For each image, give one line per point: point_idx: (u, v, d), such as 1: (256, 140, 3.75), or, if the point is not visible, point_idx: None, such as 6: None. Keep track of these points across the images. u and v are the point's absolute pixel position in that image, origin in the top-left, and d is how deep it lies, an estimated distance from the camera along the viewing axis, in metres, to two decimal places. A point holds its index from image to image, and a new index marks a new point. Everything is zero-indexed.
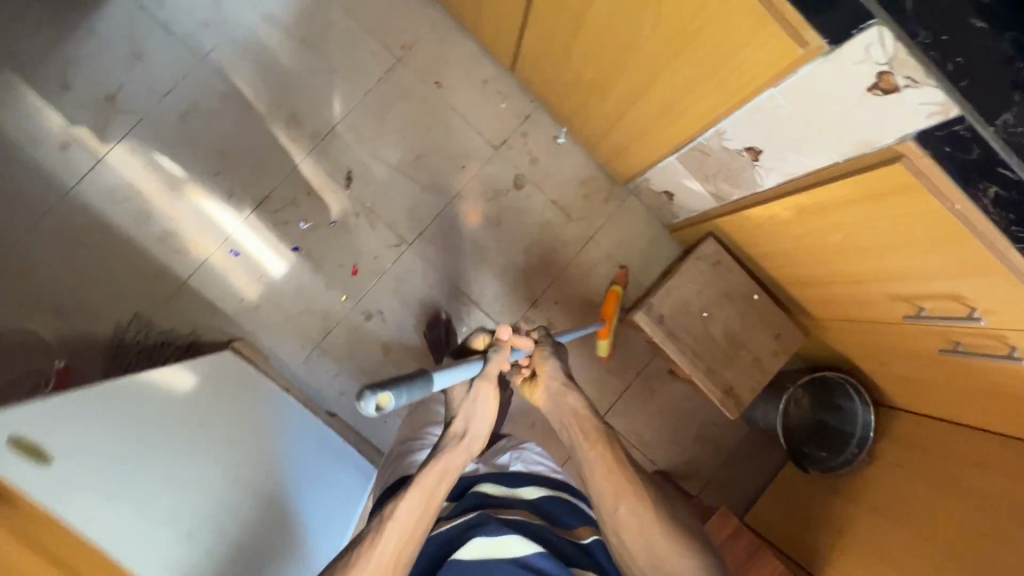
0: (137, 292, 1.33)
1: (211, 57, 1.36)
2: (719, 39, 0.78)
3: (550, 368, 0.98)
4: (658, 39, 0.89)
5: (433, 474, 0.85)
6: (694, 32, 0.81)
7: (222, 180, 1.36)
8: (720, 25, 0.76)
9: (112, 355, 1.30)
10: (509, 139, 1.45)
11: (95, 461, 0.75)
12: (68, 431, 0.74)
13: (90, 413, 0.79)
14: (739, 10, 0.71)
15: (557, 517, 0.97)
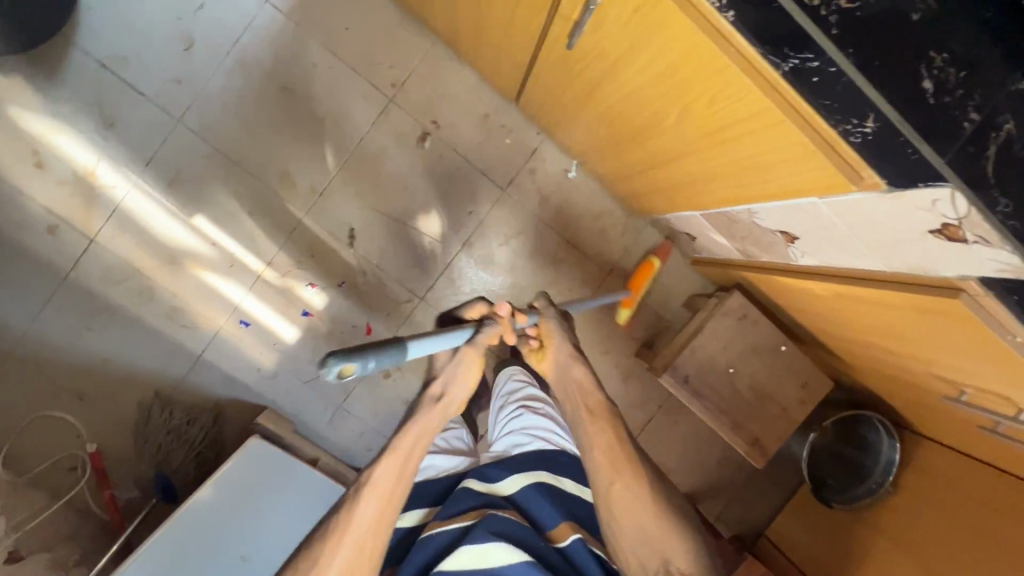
0: (154, 370, 1.32)
1: (189, 117, 1.26)
2: (758, 150, 0.70)
3: (556, 343, 0.98)
4: (684, 128, 0.79)
5: (391, 468, 0.84)
6: (728, 136, 0.72)
7: (220, 250, 1.30)
8: (760, 140, 0.67)
9: (141, 435, 1.32)
10: (517, 176, 1.36)
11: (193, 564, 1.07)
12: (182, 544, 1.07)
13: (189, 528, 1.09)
14: (785, 136, 0.63)
15: (541, 515, 0.96)
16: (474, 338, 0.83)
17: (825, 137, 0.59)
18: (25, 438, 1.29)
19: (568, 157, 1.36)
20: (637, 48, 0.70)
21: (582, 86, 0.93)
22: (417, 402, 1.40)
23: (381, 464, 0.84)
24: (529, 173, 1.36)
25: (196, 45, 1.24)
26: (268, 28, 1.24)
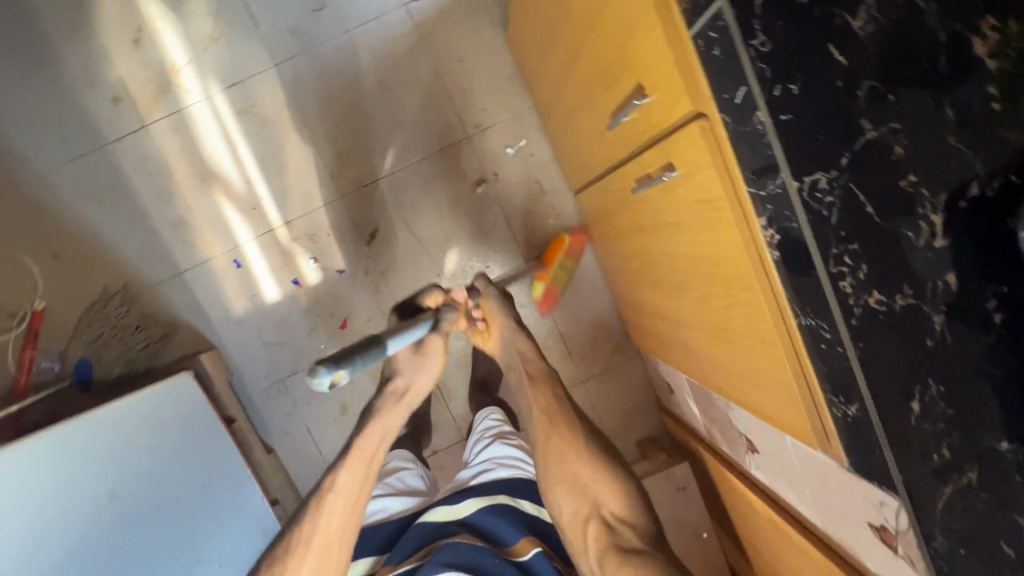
0: (135, 265, 1.33)
1: (287, 66, 1.31)
2: (751, 364, 0.72)
3: (500, 317, 1.00)
4: (698, 307, 0.82)
5: (333, 511, 0.82)
6: (731, 337, 0.74)
7: (251, 190, 1.33)
8: (756, 359, 0.70)
9: (87, 319, 1.31)
10: (544, 256, 1.39)
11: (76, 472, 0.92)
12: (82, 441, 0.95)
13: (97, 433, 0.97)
14: (778, 369, 0.65)
15: (497, 533, 0.87)
16: (434, 326, 0.89)
17: (811, 391, 0.61)
18: None
19: (597, 261, 1.39)
20: (688, 225, 0.73)
21: (631, 220, 0.96)
22: (353, 410, 1.39)
23: (325, 505, 0.82)
24: None
25: (325, 12, 1.30)
26: (394, 27, 1.31)
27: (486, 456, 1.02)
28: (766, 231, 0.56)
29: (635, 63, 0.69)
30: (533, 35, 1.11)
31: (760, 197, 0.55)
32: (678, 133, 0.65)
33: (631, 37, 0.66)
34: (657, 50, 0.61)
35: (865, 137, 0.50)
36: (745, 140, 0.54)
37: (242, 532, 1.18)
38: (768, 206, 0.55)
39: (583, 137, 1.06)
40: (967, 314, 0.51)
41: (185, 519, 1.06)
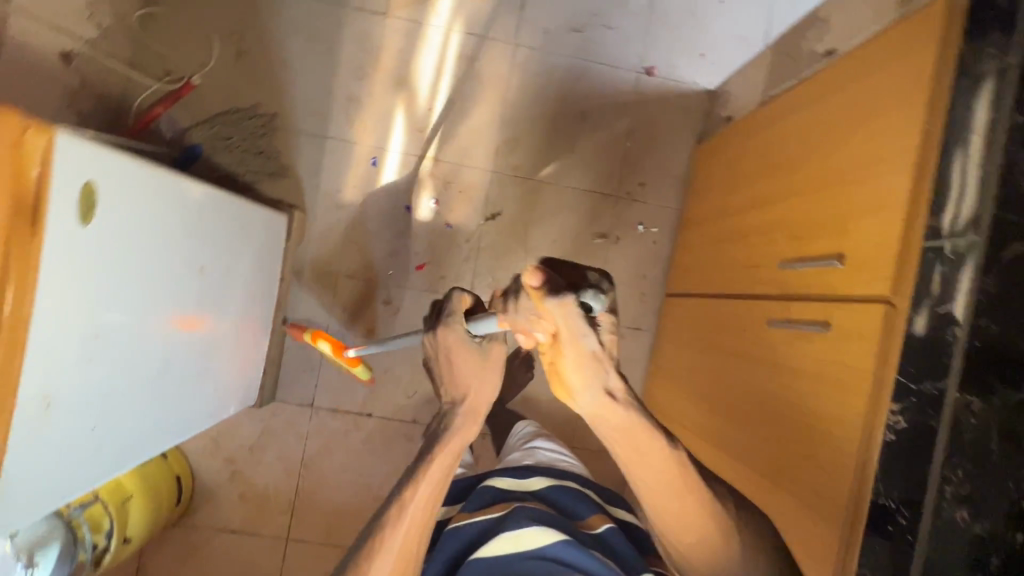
0: (293, 104, 1.39)
1: (523, 52, 1.46)
2: (789, 510, 0.81)
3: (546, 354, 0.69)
4: (755, 445, 0.92)
5: (401, 530, 0.74)
6: (779, 482, 0.84)
7: (427, 116, 1.43)
8: (798, 506, 0.79)
9: (221, 117, 1.34)
10: None
11: (178, 241, 0.79)
12: (192, 214, 0.82)
13: (205, 212, 0.86)
14: (820, 522, 0.74)
15: (569, 507, 0.89)
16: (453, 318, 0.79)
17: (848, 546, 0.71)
18: (177, 25, 1.35)
19: (648, 359, 1.49)
20: (807, 375, 0.83)
21: (732, 344, 1.06)
22: (375, 340, 1.41)
23: (390, 531, 0.74)
24: (619, 335, 1.48)
25: (578, 35, 1.47)
26: (618, 84, 1.48)
27: (530, 448, 1.07)
28: (892, 415, 0.68)
29: (846, 233, 0.81)
30: (729, 161, 1.27)
31: (909, 387, 0.67)
32: (855, 304, 0.76)
33: (861, 214, 0.79)
34: (883, 237, 0.74)
35: (995, 396, 0.65)
36: (927, 341, 0.66)
37: (220, 390, 1.05)
38: (910, 398, 0.67)
39: (724, 259, 1.19)
40: (987, 561, 0.65)
41: (218, 328, 0.98)
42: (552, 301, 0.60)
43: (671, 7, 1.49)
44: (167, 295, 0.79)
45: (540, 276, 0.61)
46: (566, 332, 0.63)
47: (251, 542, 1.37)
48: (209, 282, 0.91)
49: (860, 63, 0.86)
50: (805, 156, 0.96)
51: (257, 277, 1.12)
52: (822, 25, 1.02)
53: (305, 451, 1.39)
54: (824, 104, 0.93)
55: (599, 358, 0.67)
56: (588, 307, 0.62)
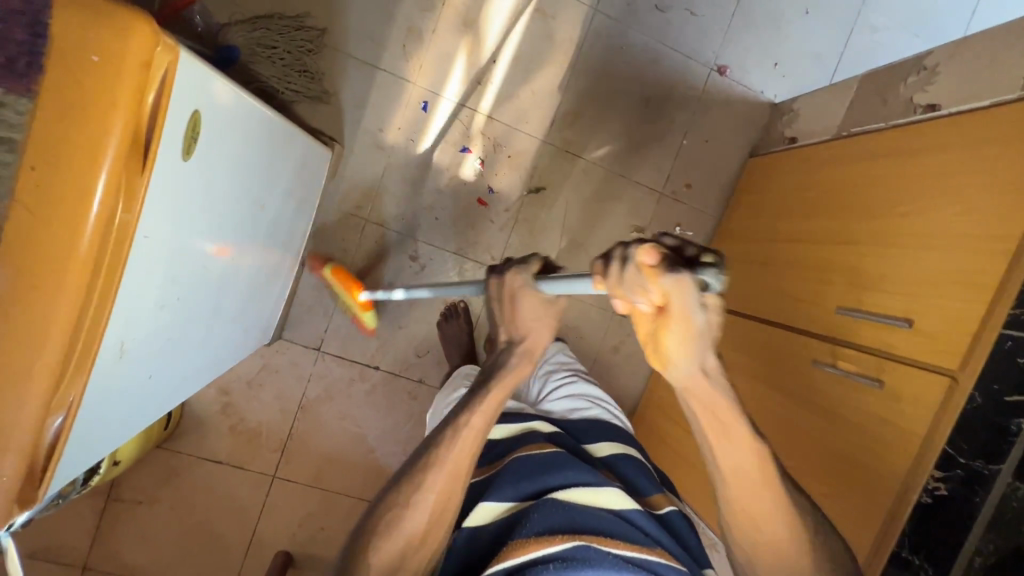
0: (346, 24, 1.25)
1: (602, 20, 1.36)
2: (843, 503, 0.83)
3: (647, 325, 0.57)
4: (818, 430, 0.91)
5: (459, 448, 0.69)
6: (837, 477, 0.85)
7: (488, 68, 1.33)
8: (854, 503, 0.81)
9: (262, 19, 1.17)
10: (628, 320, 1.50)
11: (247, 170, 0.70)
12: (261, 142, 0.72)
13: (269, 138, 0.75)
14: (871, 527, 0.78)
15: (632, 480, 0.90)
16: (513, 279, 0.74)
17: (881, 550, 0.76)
18: None
19: None
20: (844, 427, 0.87)
21: (761, 370, 1.09)
22: (394, 294, 1.36)
23: (467, 413, 0.70)
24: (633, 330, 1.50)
25: (660, 16, 1.38)
26: (689, 77, 1.42)
27: (575, 395, 1.07)
28: (933, 480, 0.73)
29: (915, 296, 0.83)
30: (785, 185, 1.26)
31: (957, 460, 0.72)
32: (912, 368, 0.80)
33: (937, 283, 0.81)
34: (959, 314, 0.76)
35: None
36: (989, 423, 0.70)
37: (255, 332, 0.97)
38: (956, 469, 0.72)
39: (762, 284, 1.21)
40: None
41: (264, 269, 0.89)
42: (667, 278, 0.50)
43: (759, 7, 1.42)
44: (228, 229, 0.69)
45: (654, 254, 0.51)
46: (675, 310, 0.52)
47: (236, 473, 1.35)
48: (263, 219, 0.81)
49: (968, 129, 0.86)
50: (880, 206, 0.96)
51: (303, 217, 1.02)
52: (928, 76, 1.01)
53: (305, 393, 1.35)
54: (913, 160, 0.93)
55: (701, 335, 0.56)
56: (703, 288, 0.51)
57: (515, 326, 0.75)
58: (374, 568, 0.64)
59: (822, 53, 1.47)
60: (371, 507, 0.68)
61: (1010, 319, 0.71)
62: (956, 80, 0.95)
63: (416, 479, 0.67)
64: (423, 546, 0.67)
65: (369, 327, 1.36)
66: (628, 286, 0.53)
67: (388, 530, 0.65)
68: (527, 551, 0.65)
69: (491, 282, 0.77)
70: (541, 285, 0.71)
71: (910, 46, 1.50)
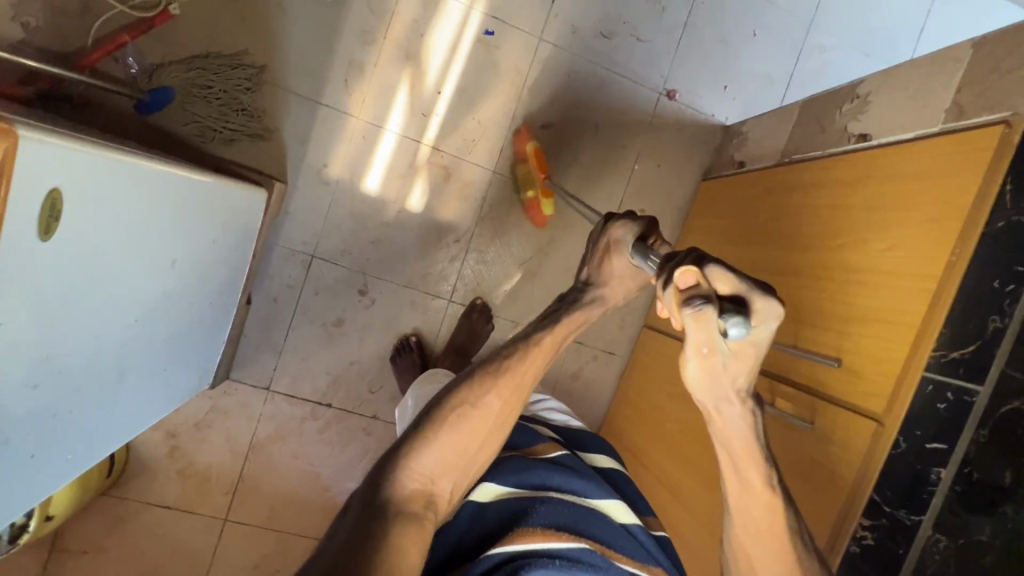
0: (283, 61, 1.23)
1: (546, 48, 1.35)
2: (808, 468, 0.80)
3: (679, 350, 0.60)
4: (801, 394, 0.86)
5: (528, 363, 0.73)
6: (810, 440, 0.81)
7: (432, 99, 1.32)
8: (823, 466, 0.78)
9: (196, 59, 1.17)
10: (587, 346, 1.48)
11: (152, 232, 0.68)
12: (171, 202, 0.71)
13: (182, 196, 0.74)
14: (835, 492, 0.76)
15: (630, 494, 0.91)
16: (613, 226, 0.78)
17: (844, 522, 0.74)
18: None
19: (616, 384, 1.51)
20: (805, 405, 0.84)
21: None
22: (345, 331, 1.34)
23: (517, 357, 0.73)
24: (592, 356, 1.48)
25: (606, 42, 1.38)
26: (639, 101, 1.42)
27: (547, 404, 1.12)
28: (861, 529, 0.73)
29: (846, 333, 0.82)
30: (730, 212, 1.26)
31: (883, 509, 0.71)
32: (843, 411, 0.78)
33: (865, 323, 0.80)
34: (886, 354, 0.75)
35: None
36: (913, 471, 0.70)
37: (184, 378, 0.95)
38: (882, 518, 0.71)
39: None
40: None
41: (188, 316, 0.88)
42: (688, 309, 0.53)
43: (706, 31, 1.43)
44: (133, 291, 0.68)
45: (690, 281, 0.54)
46: (694, 341, 0.55)
47: (186, 517, 1.31)
48: (182, 272, 0.80)
49: (894, 163, 0.85)
50: (818, 238, 0.95)
51: (236, 260, 1.01)
52: (860, 104, 1.00)
53: (255, 433, 1.33)
54: (846, 192, 0.93)
55: (719, 376, 0.59)
56: (723, 331, 0.54)
57: (597, 274, 0.79)
58: (435, 451, 0.68)
59: (772, 75, 1.48)
60: (436, 400, 0.72)
61: (934, 362, 0.70)
62: (885, 110, 0.94)
63: (484, 384, 0.72)
64: (474, 452, 0.71)
65: (319, 364, 1.34)
66: (663, 293, 0.57)
67: (450, 424, 0.70)
68: (530, 540, 0.66)
69: (598, 227, 0.81)
70: (632, 251, 0.75)
71: (856, 65, 1.51)
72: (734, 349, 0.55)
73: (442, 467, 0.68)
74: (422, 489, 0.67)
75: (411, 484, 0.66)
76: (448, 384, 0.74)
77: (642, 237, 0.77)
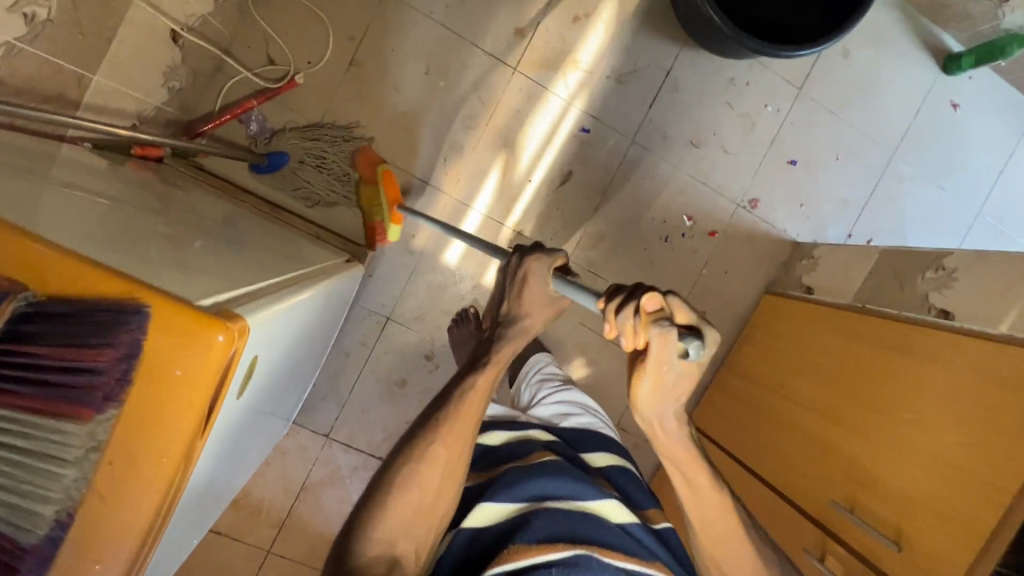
0: (390, 136, 1.30)
1: (636, 149, 1.41)
2: None
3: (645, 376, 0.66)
4: (864, 549, 0.93)
5: (467, 405, 0.77)
6: None
7: (521, 186, 1.37)
8: None
9: (314, 128, 1.25)
10: (630, 434, 1.52)
11: (273, 353, 0.76)
12: (293, 321, 0.80)
13: (303, 312, 0.82)
14: None
15: (630, 494, 0.90)
16: (517, 262, 0.83)
17: None
18: (285, 14, 1.24)
19: (653, 473, 1.55)
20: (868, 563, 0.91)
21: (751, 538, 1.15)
22: (406, 392, 1.40)
23: (451, 408, 0.77)
24: (634, 444, 1.53)
25: (693, 151, 1.43)
26: (716, 209, 1.46)
27: (561, 410, 1.08)
28: None
29: (906, 516, 0.87)
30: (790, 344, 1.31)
31: None
32: None
33: (927, 514, 0.85)
34: (948, 554, 0.80)
35: None
36: None
37: (255, 446, 1.03)
38: None
39: (763, 443, 1.24)
40: None
41: (270, 396, 0.95)
42: (657, 328, 0.61)
43: (790, 150, 1.47)
44: (249, 403, 0.76)
45: (656, 303, 0.63)
46: (655, 353, 0.63)
47: (234, 544, 1.39)
48: (277, 366, 0.87)
49: (973, 357, 0.89)
50: (882, 404, 1.00)
51: (314, 338, 1.09)
52: (944, 278, 1.04)
53: (309, 475, 1.40)
54: (912, 367, 0.98)
55: (665, 390, 0.68)
56: (683, 351, 0.63)
57: (516, 307, 0.82)
58: (391, 518, 0.71)
59: (848, 199, 1.52)
60: (386, 460, 0.76)
61: None
62: (970, 292, 0.98)
63: (429, 435, 0.75)
64: (434, 506, 0.73)
65: (378, 419, 1.40)
66: (619, 315, 0.63)
67: (400, 483, 0.73)
68: (525, 558, 0.68)
69: (511, 261, 0.85)
70: (555, 282, 0.78)
71: (931, 199, 1.55)
72: (684, 364, 0.65)
73: (400, 527, 0.71)
74: (384, 551, 0.69)
75: (372, 548, 0.69)
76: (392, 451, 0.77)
77: (561, 267, 0.83)
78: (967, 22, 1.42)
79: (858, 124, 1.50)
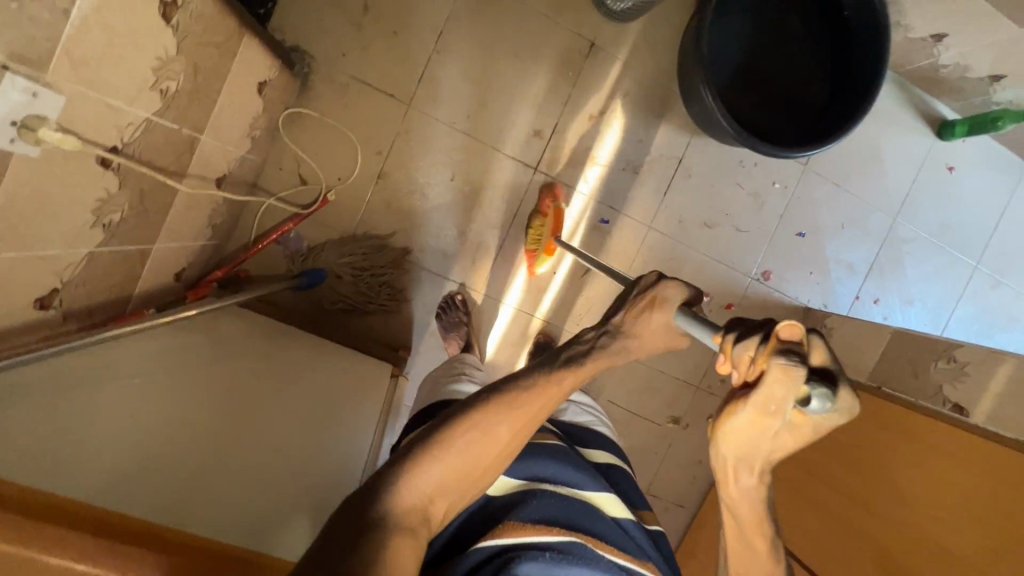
0: (420, 241, 1.35)
1: (653, 233, 1.47)
2: None
3: (745, 417, 0.54)
4: None
5: (542, 397, 0.64)
6: None
7: (549, 278, 1.42)
8: None
9: (350, 238, 1.30)
10: (659, 499, 1.59)
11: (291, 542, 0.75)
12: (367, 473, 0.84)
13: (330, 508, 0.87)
14: None
15: (625, 490, 0.86)
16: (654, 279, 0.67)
17: None
18: (310, 132, 1.27)
19: (683, 533, 1.62)
20: None
21: None
22: None
23: (526, 389, 0.64)
24: (664, 508, 1.60)
25: (707, 232, 1.49)
26: (733, 285, 1.53)
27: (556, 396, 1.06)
28: None
29: None
30: None
31: None
32: None
33: None
34: None
35: None
36: None
37: None
38: None
39: (799, 497, 1.33)
40: None
41: None
42: (781, 361, 0.49)
43: (799, 223, 1.54)
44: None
45: (795, 332, 0.50)
46: (764, 392, 0.51)
47: None
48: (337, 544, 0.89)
49: (966, 451, 1.01)
50: (893, 487, 1.11)
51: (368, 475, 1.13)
52: (957, 370, 1.14)
53: None
54: (929, 464, 1.06)
55: (763, 438, 0.56)
56: (804, 400, 0.49)
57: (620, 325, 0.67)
58: (433, 475, 0.59)
59: (854, 263, 1.59)
60: (437, 424, 0.62)
61: None
62: (980, 390, 1.08)
63: (495, 410, 0.62)
64: (480, 474, 0.62)
65: None
66: (736, 345, 0.53)
67: (456, 440, 0.61)
68: (519, 534, 0.60)
69: (647, 274, 0.68)
70: (679, 316, 0.65)
71: (933, 256, 1.63)
72: (799, 417, 0.52)
73: (440, 488, 0.59)
74: (419, 504, 0.57)
75: (409, 498, 0.57)
76: (452, 409, 0.64)
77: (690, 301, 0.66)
78: (959, 94, 1.49)
79: (861, 192, 1.57)
